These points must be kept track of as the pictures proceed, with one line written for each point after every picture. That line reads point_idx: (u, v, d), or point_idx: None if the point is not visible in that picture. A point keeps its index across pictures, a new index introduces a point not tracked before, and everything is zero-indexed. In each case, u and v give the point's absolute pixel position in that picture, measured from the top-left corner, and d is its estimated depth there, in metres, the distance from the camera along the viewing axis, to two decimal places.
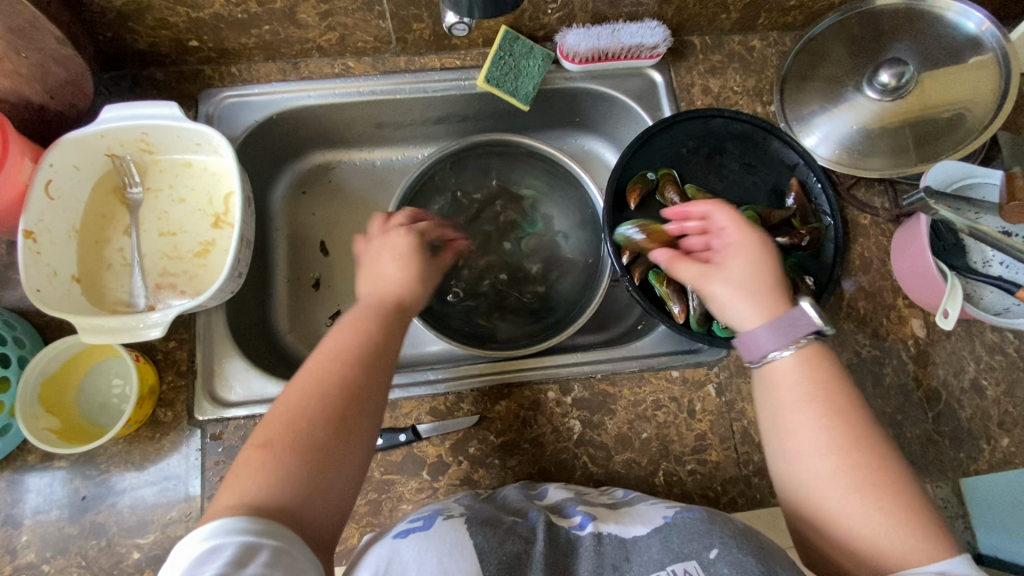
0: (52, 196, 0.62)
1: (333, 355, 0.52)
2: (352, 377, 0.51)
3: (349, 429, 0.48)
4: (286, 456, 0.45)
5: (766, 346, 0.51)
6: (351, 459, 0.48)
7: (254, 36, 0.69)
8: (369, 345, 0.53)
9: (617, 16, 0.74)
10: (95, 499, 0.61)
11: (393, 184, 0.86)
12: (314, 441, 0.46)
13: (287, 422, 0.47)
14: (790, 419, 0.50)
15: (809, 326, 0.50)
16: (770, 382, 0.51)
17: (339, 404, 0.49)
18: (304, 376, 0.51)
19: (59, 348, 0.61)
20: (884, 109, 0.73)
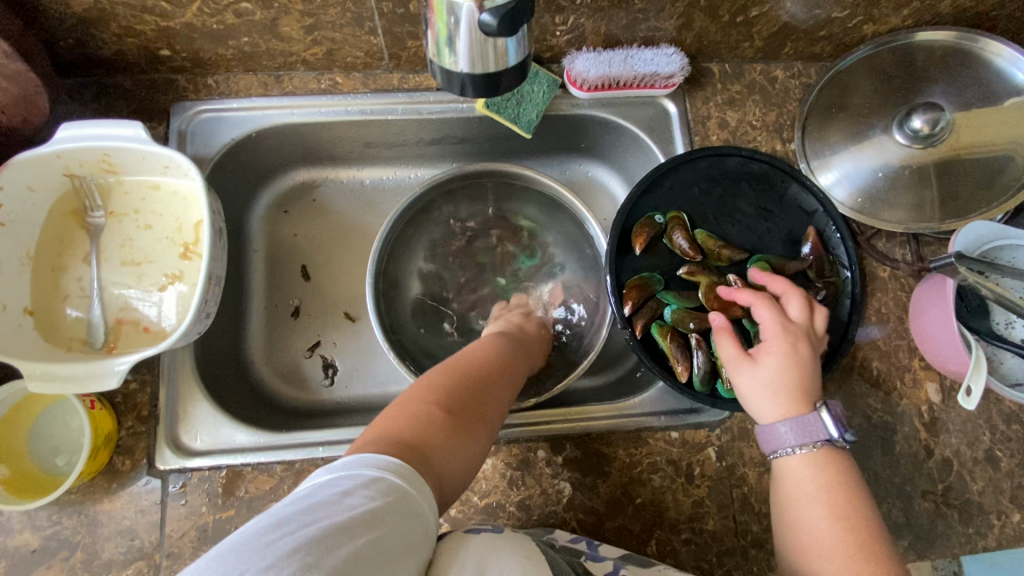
0: (1, 222, 0.56)
1: (471, 364, 0.57)
2: (494, 383, 0.56)
3: (481, 418, 0.51)
4: (439, 417, 0.48)
5: (782, 442, 0.52)
6: (478, 440, 0.50)
7: (232, 47, 0.63)
8: (500, 364, 0.59)
9: (631, 41, 0.68)
10: (44, 553, 0.56)
11: (382, 206, 0.80)
12: (454, 412, 0.50)
13: (430, 395, 0.51)
14: (799, 495, 0.51)
15: (821, 432, 0.51)
16: (788, 479, 0.52)
17: (478, 394, 0.53)
18: (451, 369, 0.55)
19: (7, 391, 0.56)
20: (912, 156, 0.68)
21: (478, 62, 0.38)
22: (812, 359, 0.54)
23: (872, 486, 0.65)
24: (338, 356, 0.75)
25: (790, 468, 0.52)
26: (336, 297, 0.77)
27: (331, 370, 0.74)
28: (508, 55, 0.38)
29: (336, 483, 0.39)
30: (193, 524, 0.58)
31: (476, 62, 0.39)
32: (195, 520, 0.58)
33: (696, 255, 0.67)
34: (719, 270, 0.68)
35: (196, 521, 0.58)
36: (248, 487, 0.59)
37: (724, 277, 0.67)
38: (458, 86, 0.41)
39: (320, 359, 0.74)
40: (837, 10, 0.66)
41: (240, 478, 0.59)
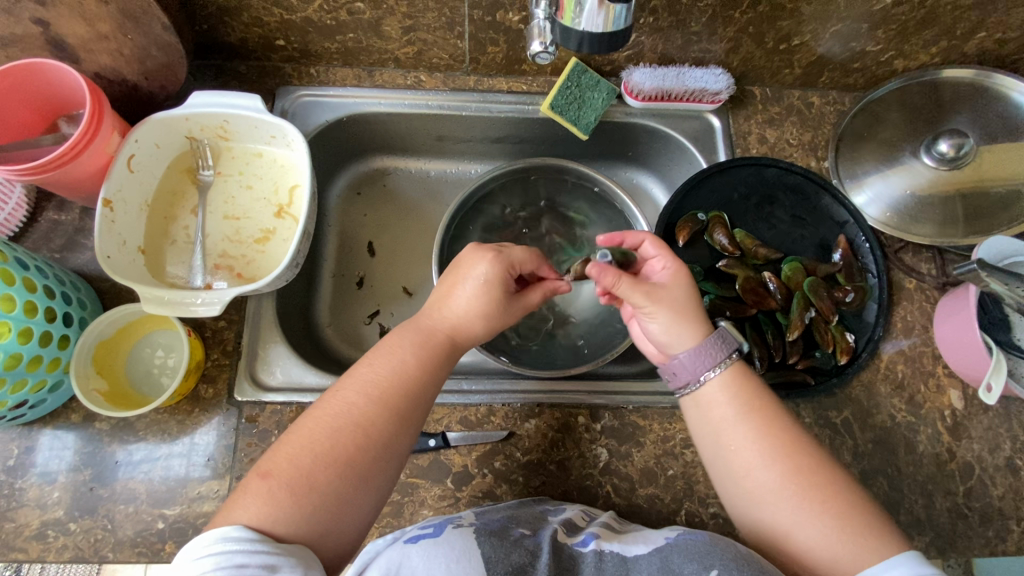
0: (132, 170, 0.65)
1: (361, 392, 0.54)
2: (379, 419, 0.53)
3: (369, 470, 0.51)
4: (300, 494, 0.48)
5: (700, 370, 0.56)
6: (365, 497, 0.51)
7: (338, 42, 0.73)
8: (397, 384, 0.55)
9: (683, 60, 0.77)
10: (128, 465, 0.62)
11: (444, 195, 0.88)
12: (326, 479, 0.49)
13: (306, 456, 0.50)
14: (734, 438, 0.54)
15: (732, 344, 0.57)
16: (707, 406, 0.57)
17: (369, 446, 0.51)
18: (338, 411, 0.53)
19: (118, 315, 0.64)
20: (939, 178, 0.74)
21: (595, 21, 0.49)
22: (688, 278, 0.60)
23: (895, 482, 0.68)
24: (394, 325, 0.81)
25: (732, 434, 0.55)
26: (397, 271, 0.84)
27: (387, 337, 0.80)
28: (619, 18, 0.48)
29: (224, 556, 0.43)
30: (262, 453, 0.64)
31: (593, 20, 0.49)
32: (264, 448, 0.64)
33: (735, 251, 0.74)
34: (755, 267, 0.75)
35: (265, 450, 0.64)
36: None
37: (760, 274, 0.74)
38: (574, 41, 0.51)
39: (378, 326, 0.81)
40: (872, 44, 0.74)
41: None
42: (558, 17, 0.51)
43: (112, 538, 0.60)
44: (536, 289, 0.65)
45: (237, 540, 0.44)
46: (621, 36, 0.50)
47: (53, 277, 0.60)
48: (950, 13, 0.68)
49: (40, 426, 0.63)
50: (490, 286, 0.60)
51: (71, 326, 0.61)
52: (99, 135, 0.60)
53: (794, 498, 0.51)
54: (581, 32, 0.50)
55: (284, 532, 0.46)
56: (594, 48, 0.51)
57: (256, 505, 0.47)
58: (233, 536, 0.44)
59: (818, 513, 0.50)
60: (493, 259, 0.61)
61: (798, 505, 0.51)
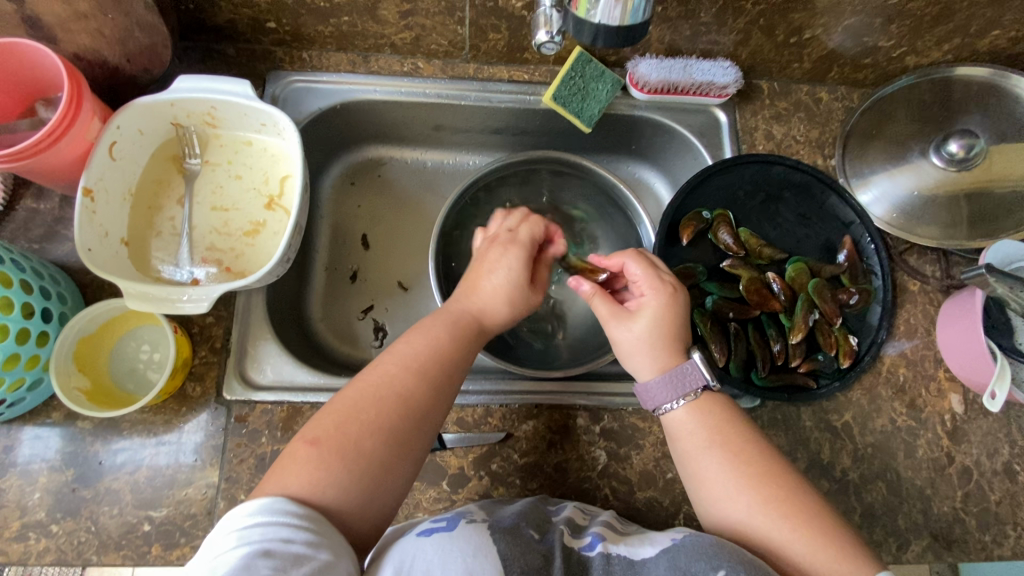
0: (114, 157, 0.62)
1: (403, 365, 0.52)
2: (426, 392, 0.52)
3: (413, 440, 0.50)
4: (349, 459, 0.46)
5: (656, 401, 0.57)
6: (409, 470, 0.50)
7: (332, 25, 0.70)
8: (438, 359, 0.54)
9: (691, 52, 0.74)
10: (113, 465, 0.60)
11: (441, 187, 0.86)
12: (374, 447, 0.47)
13: (352, 423, 0.48)
14: (702, 467, 0.54)
15: (697, 379, 0.56)
16: (675, 434, 0.56)
17: (411, 416, 0.50)
18: (378, 381, 0.51)
19: (101, 310, 0.61)
20: (947, 179, 0.73)
21: (612, 14, 0.46)
22: (684, 310, 0.60)
23: (894, 486, 0.68)
24: (388, 320, 0.79)
25: (705, 464, 0.54)
26: (392, 265, 0.82)
27: (381, 333, 0.78)
28: (637, 11, 0.46)
29: (268, 526, 0.41)
30: (252, 453, 0.62)
31: (610, 14, 0.46)
32: (254, 449, 0.62)
33: (739, 250, 0.72)
34: (759, 267, 0.73)
35: (254, 451, 0.62)
36: (305, 423, 0.63)
37: (763, 274, 0.73)
38: (589, 35, 0.49)
39: (371, 321, 0.79)
40: (884, 39, 0.71)
41: (299, 414, 0.64)
42: (572, 9, 0.48)
43: (95, 541, 0.58)
44: (540, 266, 0.67)
45: (271, 513, 0.41)
46: (639, 29, 0.48)
47: (30, 271, 0.57)
48: (967, 8, 0.66)
49: (20, 425, 0.60)
50: (517, 271, 0.62)
51: (50, 322, 0.58)
52: (80, 119, 0.57)
53: (768, 522, 0.49)
54: (597, 25, 0.47)
55: (329, 491, 0.45)
56: (612, 43, 0.49)
57: (303, 471, 0.45)
58: (271, 507, 0.42)
59: (793, 532, 0.48)
60: (515, 249, 0.63)
61: (768, 530, 0.49)
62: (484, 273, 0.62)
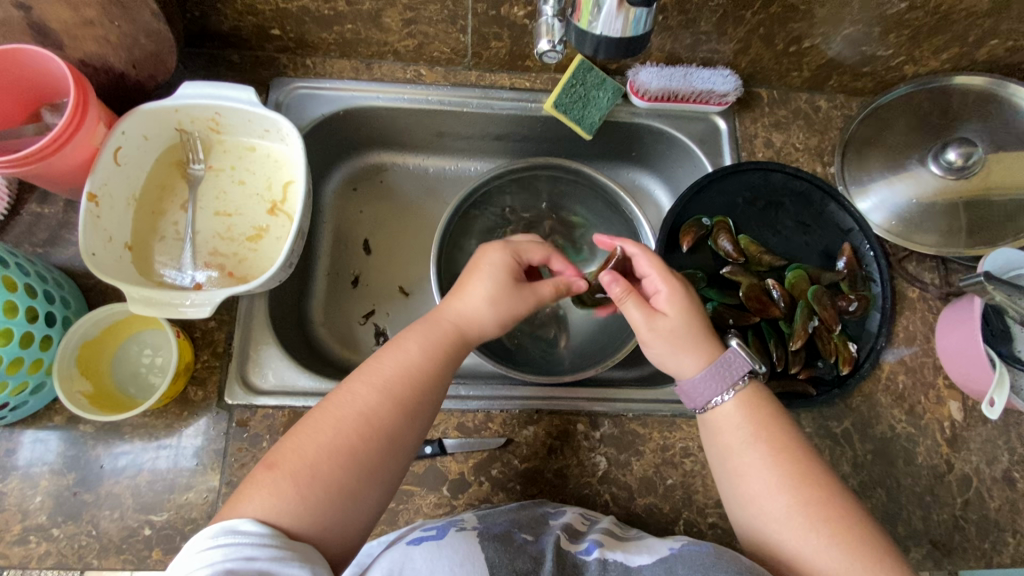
0: (118, 162, 0.63)
1: (369, 386, 0.52)
2: (389, 414, 0.52)
3: (373, 463, 0.50)
4: (304, 485, 0.47)
5: (706, 396, 0.57)
6: (373, 495, 0.50)
7: (335, 33, 0.70)
8: (410, 381, 0.54)
9: (691, 60, 0.75)
10: (114, 469, 0.60)
11: (443, 192, 0.86)
12: (330, 471, 0.48)
13: (311, 446, 0.49)
14: (744, 462, 0.54)
15: (742, 366, 0.57)
16: (719, 430, 0.56)
17: (374, 439, 0.50)
18: (343, 401, 0.52)
19: (104, 314, 0.61)
20: (945, 187, 0.73)
21: (614, 26, 0.47)
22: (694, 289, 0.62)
23: (894, 493, 0.68)
24: (389, 325, 0.79)
25: (748, 457, 0.54)
26: (393, 270, 0.82)
27: (382, 338, 0.79)
28: (638, 22, 0.46)
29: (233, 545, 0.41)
30: (253, 458, 0.62)
31: (611, 25, 0.47)
32: (255, 453, 0.62)
33: (739, 256, 0.73)
34: (759, 274, 0.74)
35: (256, 455, 0.62)
36: None
37: (763, 281, 0.73)
38: (590, 46, 0.49)
39: (373, 326, 0.79)
40: (883, 48, 0.72)
41: (300, 419, 0.64)
42: (575, 20, 0.49)
43: (96, 544, 0.58)
44: (546, 283, 0.62)
45: (233, 534, 0.42)
46: (640, 41, 0.48)
47: (34, 275, 0.58)
48: (965, 18, 0.66)
49: (22, 428, 0.61)
50: (503, 275, 0.60)
51: (54, 326, 0.59)
52: (85, 126, 0.58)
53: (803, 527, 0.50)
54: (598, 37, 0.48)
55: (289, 517, 0.45)
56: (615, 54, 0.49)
57: (263, 495, 0.46)
58: (233, 529, 0.43)
59: (824, 536, 0.49)
60: (501, 249, 0.62)
61: (803, 532, 0.49)
62: (473, 279, 0.60)
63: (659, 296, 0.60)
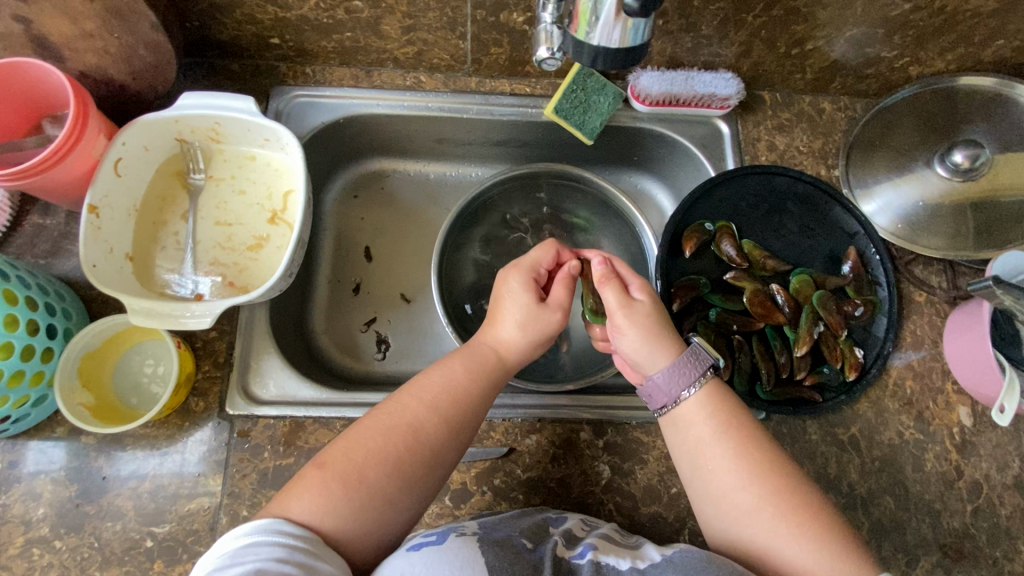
0: (119, 173, 0.63)
1: (420, 397, 0.53)
2: (437, 429, 0.52)
3: (418, 474, 0.50)
4: (351, 488, 0.48)
5: (677, 388, 0.55)
6: (412, 504, 0.50)
7: (335, 41, 0.70)
8: (457, 397, 0.54)
9: (692, 64, 0.74)
10: (116, 481, 0.60)
11: (444, 199, 0.86)
12: (377, 477, 0.48)
13: (360, 450, 0.50)
14: (712, 455, 0.53)
15: (707, 360, 0.56)
16: (684, 425, 0.55)
17: (419, 450, 0.51)
18: (394, 411, 0.52)
19: (105, 326, 0.61)
20: (952, 189, 0.72)
21: (611, 36, 0.46)
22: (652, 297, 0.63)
23: (902, 501, 0.67)
24: (391, 333, 0.79)
25: (708, 451, 0.53)
26: (394, 277, 0.82)
27: (384, 345, 0.78)
28: (636, 32, 0.46)
29: (264, 545, 0.42)
30: (255, 468, 0.62)
31: (609, 36, 0.46)
32: (256, 464, 0.62)
33: (743, 262, 0.72)
34: (763, 279, 0.73)
35: (257, 466, 0.62)
36: (308, 438, 0.63)
37: (767, 286, 0.72)
38: (588, 57, 0.49)
39: (374, 334, 0.79)
40: (887, 50, 0.71)
41: (301, 429, 0.64)
42: (572, 30, 0.49)
43: (98, 556, 0.58)
44: (558, 283, 0.62)
45: (263, 539, 0.43)
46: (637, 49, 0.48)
47: (35, 287, 0.58)
48: (971, 18, 0.65)
49: (24, 439, 0.61)
50: (527, 296, 0.60)
51: (55, 338, 0.59)
52: (85, 138, 0.58)
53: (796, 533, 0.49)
54: (595, 47, 0.48)
55: (332, 516, 0.46)
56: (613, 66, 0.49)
57: (309, 494, 0.47)
58: (261, 536, 0.43)
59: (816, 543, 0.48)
60: (515, 271, 0.62)
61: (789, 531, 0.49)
62: (504, 306, 0.61)
63: (634, 282, 0.60)
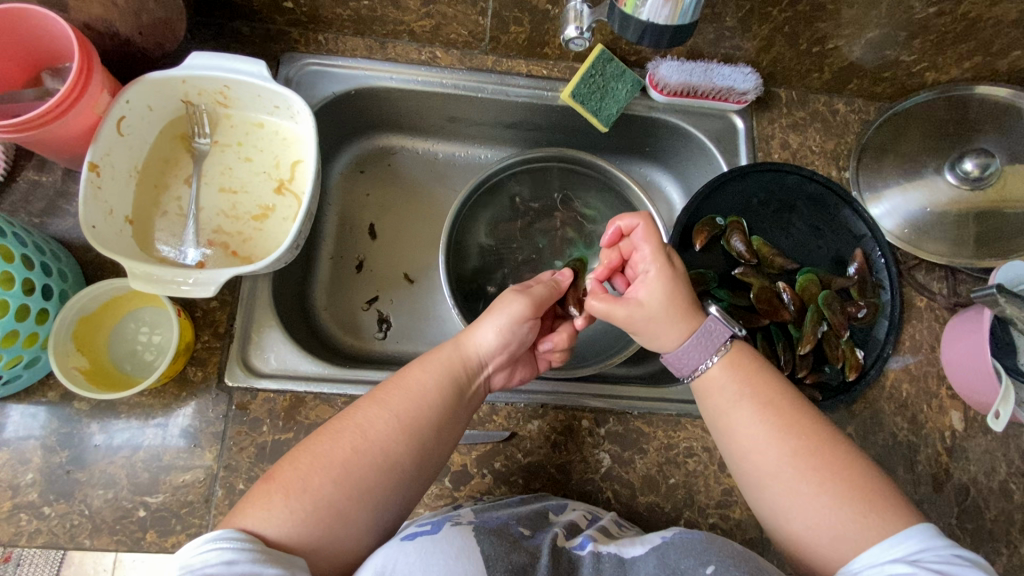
0: (122, 132, 0.61)
1: (373, 403, 0.52)
2: (388, 431, 0.50)
3: (370, 482, 0.48)
4: (293, 497, 0.45)
5: (694, 362, 0.56)
6: (366, 516, 0.47)
7: (350, 9, 0.68)
8: (409, 400, 0.53)
9: (712, 56, 0.73)
10: (107, 448, 0.59)
11: (452, 179, 0.85)
12: (320, 484, 0.46)
13: (306, 459, 0.48)
14: (734, 420, 0.53)
15: (724, 333, 0.56)
16: (709, 392, 0.55)
17: (367, 456, 0.49)
18: (345, 420, 0.51)
19: (103, 289, 0.59)
20: (959, 197, 0.73)
21: (661, 13, 0.48)
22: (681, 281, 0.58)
23: None
24: (393, 312, 0.78)
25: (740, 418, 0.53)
26: (399, 257, 0.81)
27: (385, 325, 0.77)
28: (685, 12, 0.47)
29: (212, 552, 0.40)
30: (253, 442, 0.61)
31: (658, 12, 0.48)
32: (254, 437, 0.61)
33: (752, 258, 0.72)
34: (770, 276, 0.73)
35: (255, 440, 0.61)
36: (308, 413, 0.62)
37: (774, 284, 0.73)
38: (634, 32, 0.50)
39: (376, 313, 0.78)
40: (906, 54, 0.71)
41: (301, 405, 0.63)
42: (620, 4, 0.50)
43: (88, 524, 0.56)
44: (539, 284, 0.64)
45: (227, 540, 0.41)
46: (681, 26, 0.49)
47: (32, 246, 0.55)
48: (992, 27, 0.65)
49: (14, 402, 0.59)
50: (508, 304, 0.60)
51: (50, 299, 0.57)
52: (88, 93, 0.55)
53: None
54: (643, 22, 0.49)
55: (275, 525, 0.44)
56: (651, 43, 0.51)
57: (252, 508, 0.45)
58: (222, 536, 0.42)
59: None
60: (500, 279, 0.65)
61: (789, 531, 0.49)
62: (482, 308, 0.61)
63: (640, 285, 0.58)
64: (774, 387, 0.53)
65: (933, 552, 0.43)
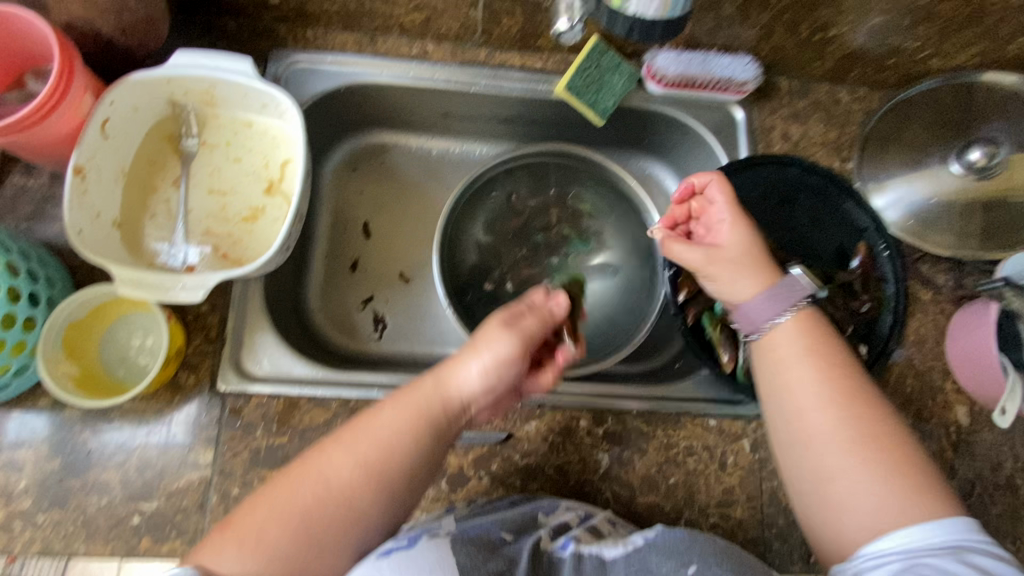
0: (106, 133, 0.59)
1: (341, 447, 0.49)
2: (353, 480, 0.47)
3: (328, 535, 0.46)
4: (246, 548, 0.44)
5: (767, 317, 0.55)
6: (324, 569, 0.45)
7: (339, 3, 0.66)
8: (379, 445, 0.49)
9: (710, 45, 0.72)
10: (100, 455, 0.58)
11: (446, 175, 0.83)
12: (275, 538, 0.44)
13: (263, 508, 0.46)
14: (794, 382, 0.52)
15: (803, 290, 0.56)
16: (770, 345, 0.55)
17: (328, 508, 0.46)
18: (309, 464, 0.48)
19: (91, 295, 0.59)
20: (966, 187, 0.71)
21: (649, 5, 0.47)
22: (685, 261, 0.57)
23: None
24: (388, 312, 0.77)
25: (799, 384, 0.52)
26: (394, 256, 0.80)
27: (381, 325, 0.76)
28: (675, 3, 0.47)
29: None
30: (247, 447, 0.60)
31: (648, 7, 0.47)
32: (249, 442, 0.60)
33: None
34: None
35: (249, 444, 0.60)
36: (302, 417, 0.62)
37: None
38: (622, 27, 0.49)
39: (371, 313, 0.77)
40: (911, 40, 0.69)
41: (296, 409, 0.62)
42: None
43: (83, 531, 0.56)
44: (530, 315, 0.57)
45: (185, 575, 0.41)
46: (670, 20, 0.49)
47: (17, 252, 0.55)
48: (999, 12, 0.63)
49: (6, 410, 0.58)
50: (495, 344, 0.54)
51: (38, 306, 0.56)
52: (70, 96, 0.54)
53: None
54: (631, 15, 0.48)
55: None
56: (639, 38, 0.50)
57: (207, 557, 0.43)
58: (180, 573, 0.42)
59: None
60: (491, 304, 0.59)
61: None
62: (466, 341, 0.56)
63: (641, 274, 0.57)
64: (779, 380, 0.52)
65: (936, 539, 0.44)
